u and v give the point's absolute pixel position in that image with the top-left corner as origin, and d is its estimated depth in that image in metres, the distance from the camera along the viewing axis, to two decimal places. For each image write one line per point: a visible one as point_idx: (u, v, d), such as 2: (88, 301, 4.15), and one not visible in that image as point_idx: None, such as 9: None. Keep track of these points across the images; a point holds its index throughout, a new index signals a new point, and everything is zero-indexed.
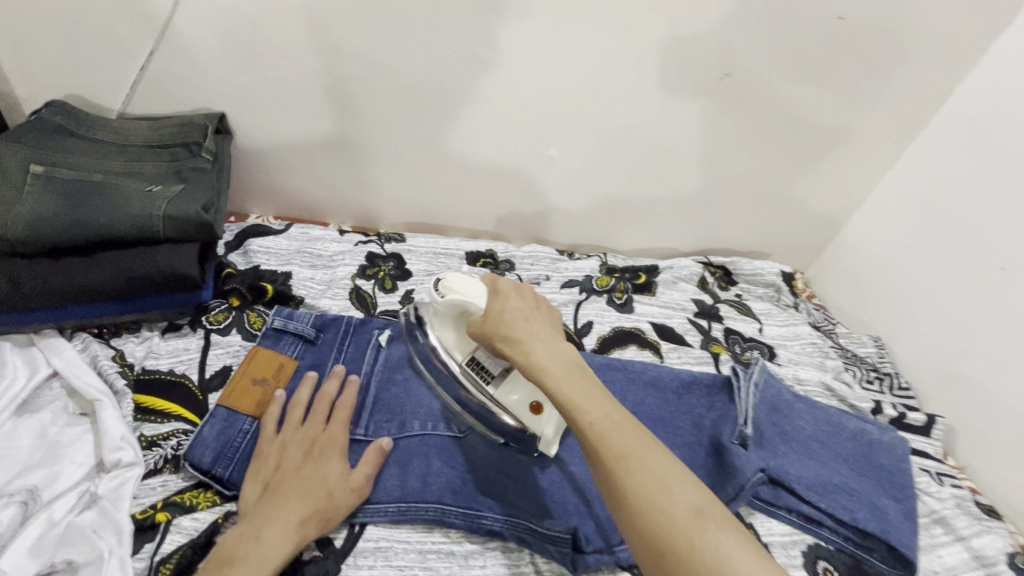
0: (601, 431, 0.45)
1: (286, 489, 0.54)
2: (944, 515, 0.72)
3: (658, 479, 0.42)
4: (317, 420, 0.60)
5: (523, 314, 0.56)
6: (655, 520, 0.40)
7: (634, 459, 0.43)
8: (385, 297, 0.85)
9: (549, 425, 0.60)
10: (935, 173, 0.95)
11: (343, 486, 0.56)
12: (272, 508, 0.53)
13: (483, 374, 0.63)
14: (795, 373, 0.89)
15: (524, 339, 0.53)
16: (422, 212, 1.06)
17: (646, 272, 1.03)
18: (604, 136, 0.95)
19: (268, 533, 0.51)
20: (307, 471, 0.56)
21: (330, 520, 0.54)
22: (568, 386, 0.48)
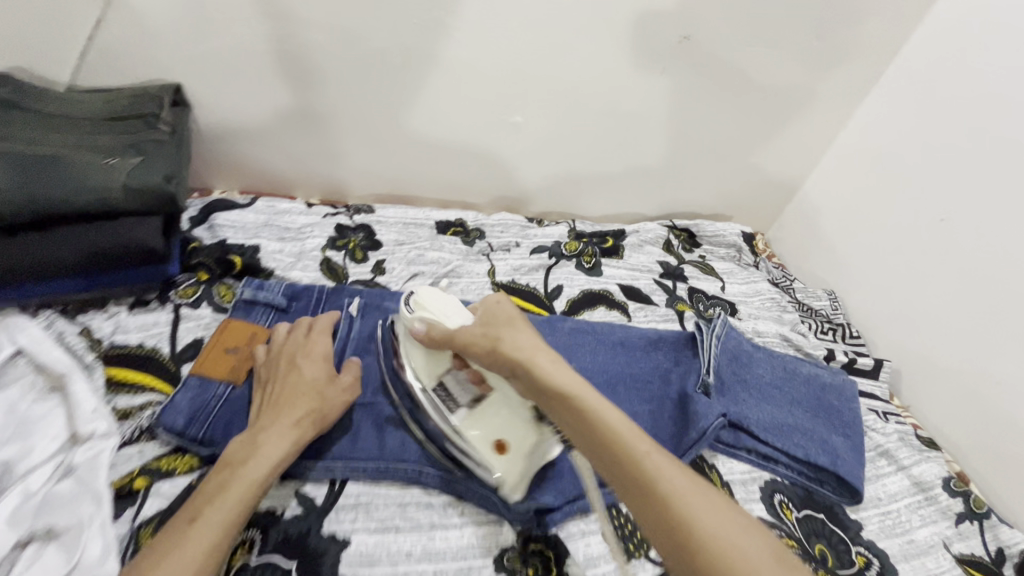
0: (658, 472, 0.45)
1: (279, 396, 0.59)
2: (888, 447, 0.78)
3: (722, 522, 0.42)
4: (296, 334, 0.65)
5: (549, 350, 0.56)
6: (728, 569, 0.39)
7: (695, 503, 0.43)
8: (356, 267, 0.86)
9: (513, 469, 0.58)
10: (883, 133, 1.00)
11: (330, 388, 0.61)
12: (269, 415, 0.57)
13: (447, 402, 0.60)
14: (754, 326, 0.94)
15: (557, 375, 0.52)
16: (390, 185, 1.06)
17: (613, 237, 1.05)
18: (568, 102, 0.96)
19: (267, 433, 0.55)
20: (296, 377, 0.60)
21: (328, 416, 0.59)
22: (608, 415, 0.49)
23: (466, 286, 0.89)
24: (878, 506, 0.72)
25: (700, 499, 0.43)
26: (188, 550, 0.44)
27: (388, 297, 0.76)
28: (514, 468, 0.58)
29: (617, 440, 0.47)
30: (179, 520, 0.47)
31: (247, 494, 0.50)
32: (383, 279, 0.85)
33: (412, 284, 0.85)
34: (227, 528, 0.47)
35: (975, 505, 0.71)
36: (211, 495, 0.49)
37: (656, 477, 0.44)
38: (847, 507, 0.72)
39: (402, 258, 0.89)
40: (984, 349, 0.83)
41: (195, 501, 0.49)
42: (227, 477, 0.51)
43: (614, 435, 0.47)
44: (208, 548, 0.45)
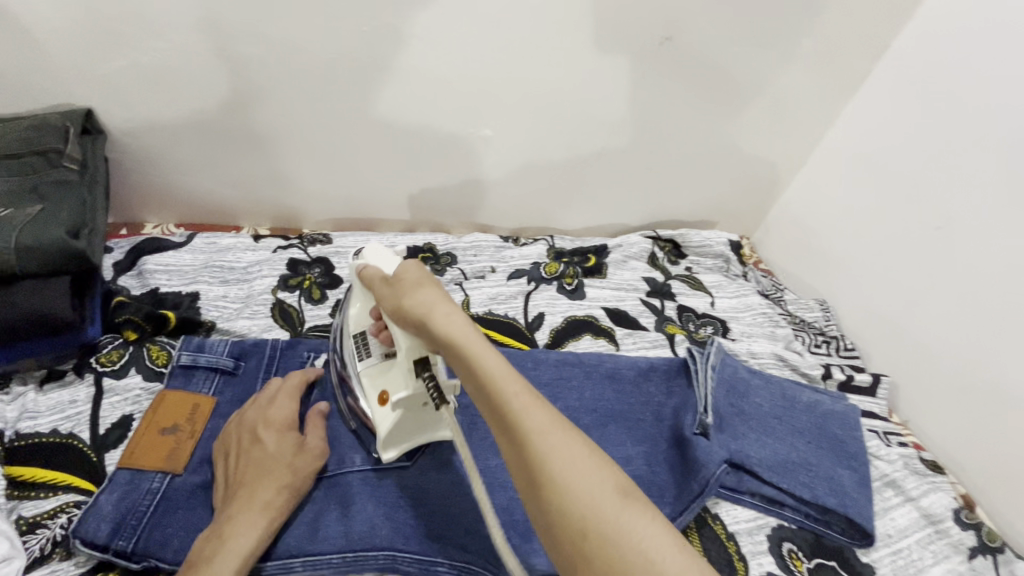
0: (524, 418, 0.41)
1: (244, 475, 0.52)
2: (895, 477, 0.74)
3: (581, 469, 0.39)
4: (252, 407, 0.57)
5: (436, 287, 0.49)
6: (572, 511, 0.38)
7: (558, 452, 0.40)
8: (313, 309, 0.76)
9: (386, 422, 0.55)
10: (869, 132, 0.95)
11: (302, 460, 0.54)
12: (234, 500, 0.50)
13: (360, 351, 0.58)
14: (749, 347, 0.88)
15: (432, 312, 0.47)
16: (349, 208, 0.96)
17: (595, 254, 0.98)
18: (541, 110, 0.88)
19: (234, 525, 0.48)
20: (263, 452, 0.53)
21: (300, 489, 0.53)
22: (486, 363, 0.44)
23: None
24: (890, 544, 0.67)
25: (565, 445, 0.40)
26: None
27: None
28: (387, 422, 0.55)
29: (487, 386, 0.43)
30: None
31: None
32: None
33: None
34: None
35: (988, 538, 0.68)
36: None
37: (525, 430, 0.41)
38: (858, 549, 0.67)
39: None
40: (985, 362, 0.79)
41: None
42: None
43: (484, 379, 0.43)
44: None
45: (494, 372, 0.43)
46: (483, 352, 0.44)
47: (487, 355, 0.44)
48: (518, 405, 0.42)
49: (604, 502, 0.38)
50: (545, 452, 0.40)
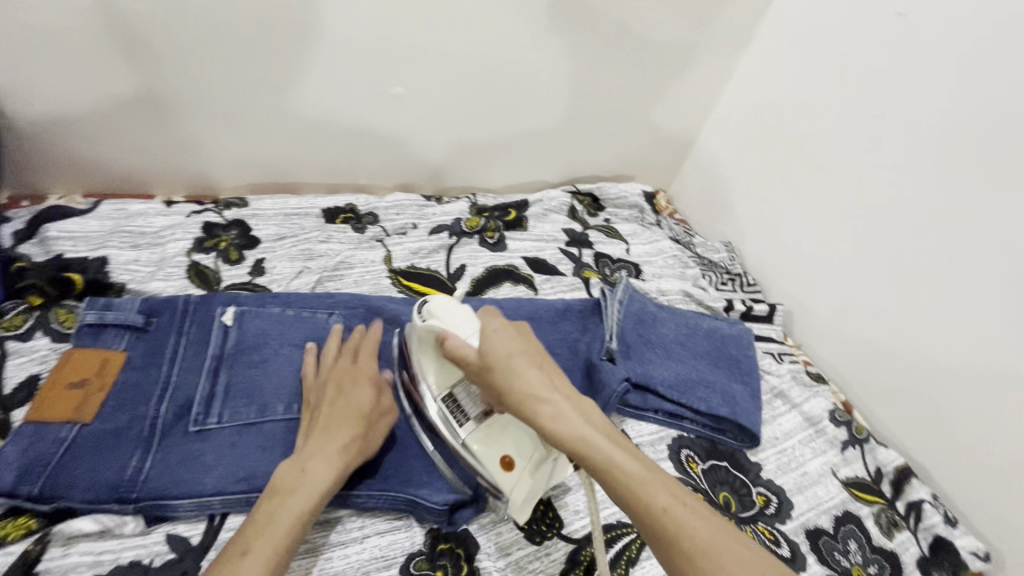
0: (674, 518, 0.43)
1: (325, 420, 0.55)
2: (782, 388, 0.82)
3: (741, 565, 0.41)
4: (343, 361, 0.61)
5: (545, 382, 0.50)
6: None
7: (717, 544, 0.42)
8: (230, 270, 0.77)
9: (518, 487, 0.55)
10: (765, 83, 1.02)
11: (377, 413, 0.57)
12: (315, 440, 0.54)
13: (456, 414, 0.58)
14: (658, 286, 0.95)
15: (550, 419, 0.48)
16: (267, 173, 0.95)
17: (515, 209, 1.03)
18: (451, 67, 0.90)
19: (315, 462, 0.52)
20: (342, 402, 0.57)
21: (371, 444, 0.56)
22: (622, 464, 0.46)
23: (360, 277, 0.82)
24: (775, 445, 0.76)
25: (718, 538, 0.42)
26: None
27: (267, 302, 0.71)
28: (519, 485, 0.55)
29: (629, 488, 0.45)
30: (228, 553, 0.45)
31: (293, 528, 0.48)
32: (263, 280, 0.77)
33: (298, 283, 0.78)
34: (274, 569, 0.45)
35: (857, 431, 0.77)
36: (257, 528, 0.47)
37: (676, 529, 0.43)
38: (748, 451, 0.75)
39: (284, 254, 0.81)
40: (860, 285, 0.88)
41: (242, 533, 0.47)
42: (271, 510, 0.48)
43: (625, 484, 0.45)
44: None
45: (635, 476, 0.46)
46: (616, 455, 0.47)
47: (620, 457, 0.47)
48: (663, 504, 0.44)
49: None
50: (703, 549, 0.42)
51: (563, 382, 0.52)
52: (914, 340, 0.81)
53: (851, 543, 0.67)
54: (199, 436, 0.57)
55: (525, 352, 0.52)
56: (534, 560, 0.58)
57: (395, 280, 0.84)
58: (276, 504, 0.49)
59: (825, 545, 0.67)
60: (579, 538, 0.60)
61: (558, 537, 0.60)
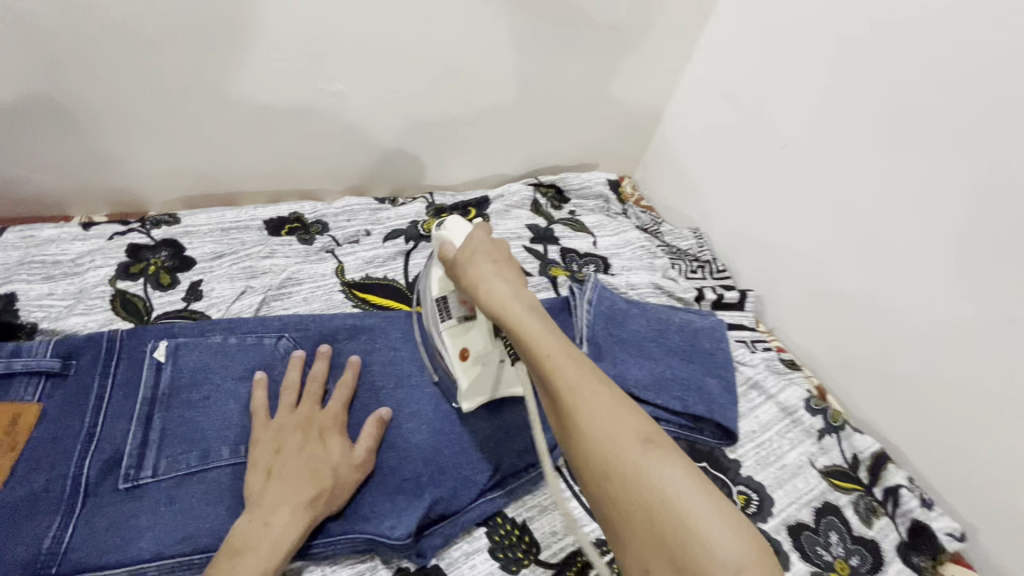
0: (557, 367, 0.45)
1: (288, 470, 0.53)
2: (757, 379, 0.81)
3: (605, 416, 0.43)
4: (309, 404, 0.59)
5: (488, 265, 0.54)
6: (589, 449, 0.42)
7: (590, 396, 0.44)
8: (163, 296, 0.70)
9: (467, 377, 0.60)
10: (725, 62, 0.99)
11: (347, 463, 0.55)
12: (279, 491, 0.51)
13: (441, 313, 0.61)
14: (627, 279, 0.92)
15: (483, 290, 0.52)
16: (202, 184, 0.87)
17: (475, 207, 0.98)
18: (395, 60, 0.83)
19: (276, 517, 0.49)
20: (308, 451, 0.54)
21: (337, 497, 0.53)
22: (530, 328, 0.48)
23: (310, 293, 0.76)
24: (753, 439, 0.74)
25: (595, 395, 0.44)
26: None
27: (205, 331, 0.64)
28: (464, 376, 0.60)
29: (532, 346, 0.47)
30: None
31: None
32: (200, 306, 0.70)
33: (239, 305, 0.71)
34: None
35: (832, 419, 0.76)
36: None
37: (556, 375, 0.45)
38: (726, 448, 0.73)
39: (223, 274, 0.74)
40: (830, 268, 0.87)
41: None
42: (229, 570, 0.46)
43: (523, 335, 0.48)
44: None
45: (535, 331, 0.48)
46: (523, 313, 0.49)
47: (527, 316, 0.49)
48: (549, 356, 0.46)
49: (627, 447, 0.41)
50: (574, 395, 0.44)
51: (511, 267, 0.54)
52: (886, 322, 0.80)
53: (832, 535, 0.67)
54: (132, 494, 0.52)
55: (489, 244, 0.56)
56: None
57: (348, 293, 0.78)
58: (232, 564, 0.46)
59: (807, 540, 0.66)
60: (556, 563, 0.57)
61: (535, 563, 0.57)
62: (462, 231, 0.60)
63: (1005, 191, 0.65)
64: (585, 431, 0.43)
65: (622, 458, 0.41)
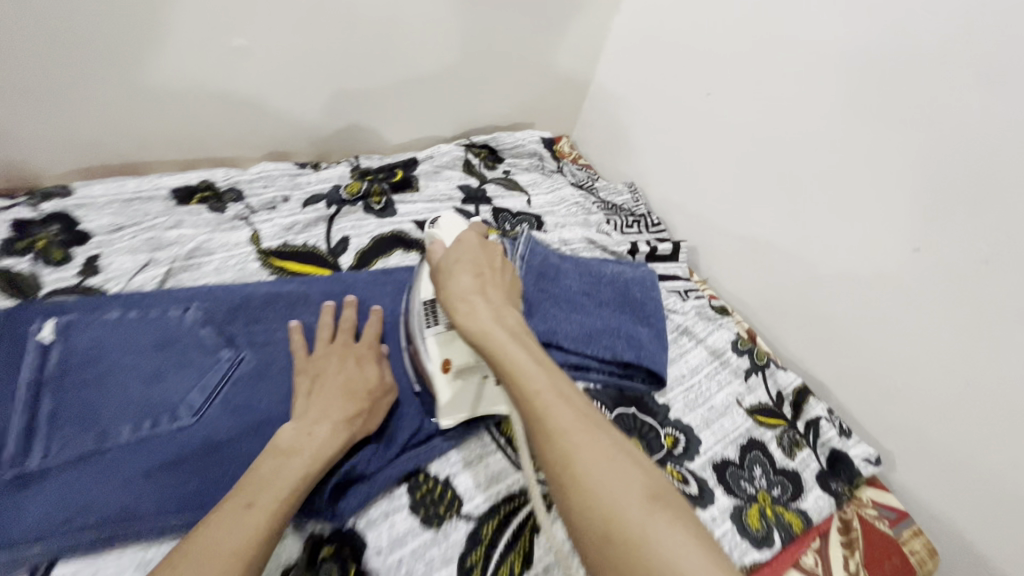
0: (547, 406, 0.45)
1: (328, 389, 0.55)
2: (687, 325, 0.81)
3: (600, 460, 0.42)
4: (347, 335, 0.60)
5: (474, 286, 0.55)
6: (581, 494, 0.40)
7: (582, 437, 0.43)
8: (55, 272, 0.65)
9: (447, 390, 0.57)
10: (656, 7, 0.97)
11: (380, 388, 0.58)
12: (320, 406, 0.53)
13: (429, 319, 0.58)
14: (560, 236, 0.91)
15: (466, 314, 0.53)
16: (100, 154, 0.80)
17: (402, 169, 0.94)
18: (304, 13, 0.78)
19: (319, 428, 0.52)
20: (346, 373, 0.57)
21: (371, 418, 0.56)
22: (519, 361, 0.48)
23: (222, 263, 0.72)
24: (682, 383, 0.75)
25: (590, 437, 0.43)
26: (234, 536, 0.42)
27: (99, 307, 0.61)
28: (446, 389, 0.57)
29: (521, 382, 0.47)
30: (229, 504, 0.44)
31: (298, 488, 0.47)
32: (97, 281, 0.66)
33: (142, 278, 0.67)
34: (274, 529, 0.44)
35: (758, 358, 0.78)
36: (261, 484, 0.46)
37: (545, 415, 0.44)
38: (655, 393, 0.74)
39: (124, 247, 0.70)
40: (757, 214, 0.88)
41: (245, 486, 0.46)
42: (276, 470, 0.48)
43: (511, 368, 0.48)
44: (260, 537, 0.43)
45: (525, 367, 0.47)
46: (509, 343, 0.50)
47: (514, 349, 0.49)
48: (541, 393, 0.46)
49: (626, 498, 0.40)
50: (566, 434, 0.43)
51: (497, 291, 0.56)
52: (809, 262, 0.81)
53: (756, 469, 0.68)
54: (18, 483, 0.48)
55: (479, 267, 0.58)
56: (430, 547, 0.54)
57: (265, 261, 0.75)
58: (280, 464, 0.48)
59: (731, 476, 0.67)
60: (479, 515, 0.57)
61: (457, 517, 0.56)
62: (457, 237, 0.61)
63: (916, 124, 0.66)
64: (578, 478, 0.41)
65: (621, 508, 0.39)
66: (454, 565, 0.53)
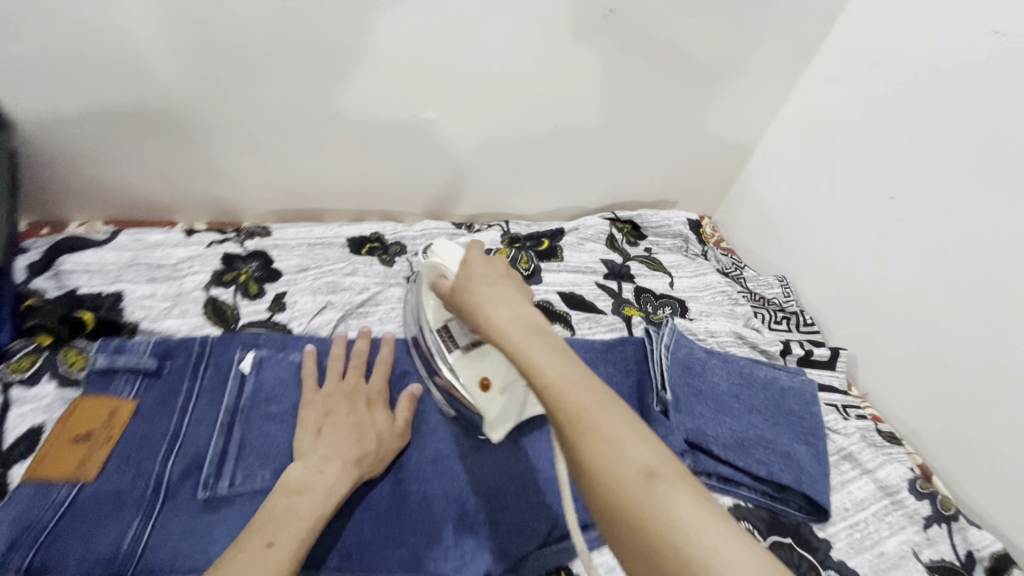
0: (553, 386, 0.38)
1: (338, 430, 0.57)
2: (851, 450, 0.73)
3: (609, 439, 0.36)
4: (357, 376, 0.64)
5: (480, 281, 0.48)
6: (588, 471, 0.35)
7: (590, 414, 0.37)
8: (250, 305, 0.72)
9: (492, 406, 0.59)
10: (829, 106, 0.92)
11: (388, 431, 0.60)
12: (331, 445, 0.55)
13: (447, 343, 0.62)
14: (706, 326, 0.87)
15: (477, 301, 0.46)
16: (293, 199, 0.90)
17: (550, 238, 0.96)
18: (489, 90, 0.83)
19: (331, 466, 0.53)
20: (356, 414, 0.59)
21: (378, 463, 0.57)
22: (521, 339, 0.41)
23: (385, 314, 0.77)
24: (846, 517, 0.67)
25: (598, 420, 0.36)
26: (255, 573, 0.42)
27: (282, 340, 0.67)
28: (491, 406, 0.60)
29: (523, 358, 0.41)
30: (247, 545, 0.44)
31: (312, 525, 0.48)
32: (282, 317, 0.72)
33: (319, 320, 0.73)
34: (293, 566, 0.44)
35: (943, 507, 0.67)
36: (277, 522, 0.47)
37: (555, 395, 0.38)
38: (815, 525, 0.66)
39: (306, 288, 0.76)
40: (940, 337, 0.78)
41: (258, 528, 0.46)
42: (291, 506, 0.48)
43: (515, 352, 0.41)
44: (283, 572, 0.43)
45: (528, 344, 0.41)
46: (515, 326, 0.42)
47: (515, 322, 0.43)
48: (546, 373, 0.39)
49: (631, 476, 0.34)
50: (572, 412, 0.37)
51: (508, 282, 0.48)
52: (1009, 405, 0.70)
53: None
54: (210, 506, 0.52)
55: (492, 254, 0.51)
56: None
57: None
58: (293, 501, 0.49)
59: None
60: None
61: None
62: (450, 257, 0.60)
63: None
64: (581, 452, 0.36)
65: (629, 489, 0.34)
66: None
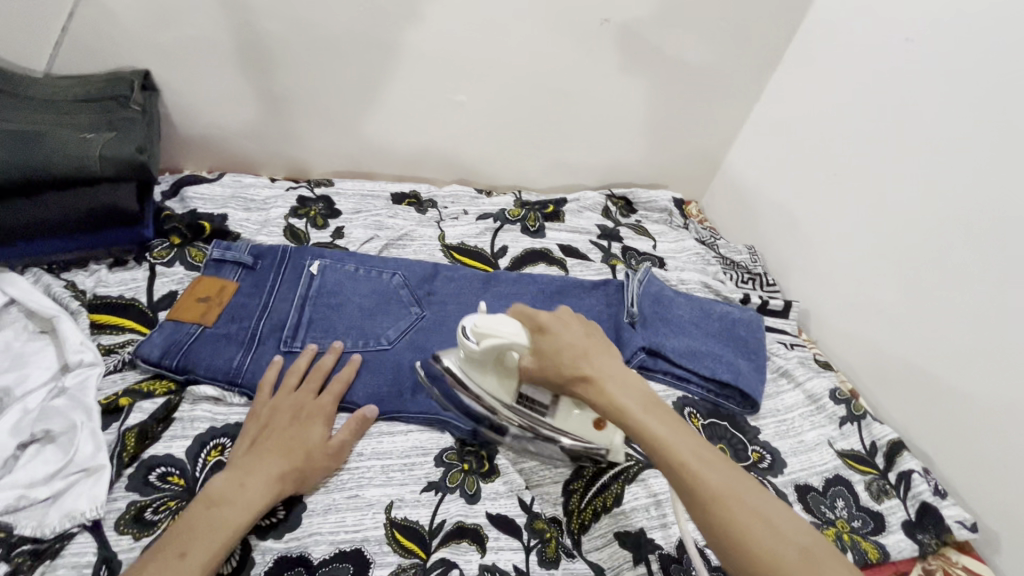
0: (697, 475, 0.47)
1: (272, 446, 0.60)
2: (787, 368, 0.90)
3: (758, 523, 0.44)
4: (309, 388, 0.67)
5: (595, 363, 0.56)
6: (739, 543, 0.44)
7: (732, 498, 0.46)
8: (317, 232, 0.95)
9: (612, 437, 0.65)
10: (792, 102, 1.11)
11: (322, 449, 0.63)
12: (259, 458, 0.59)
13: (533, 406, 0.64)
14: (678, 276, 1.05)
15: (606, 387, 0.54)
16: (349, 163, 1.13)
17: (555, 204, 1.16)
18: (508, 80, 1.05)
19: (252, 481, 0.57)
20: (293, 431, 0.63)
21: (306, 479, 0.61)
22: (658, 430, 0.50)
23: (419, 247, 0.98)
24: (776, 415, 0.84)
25: (743, 506, 0.45)
26: None
27: (340, 255, 0.86)
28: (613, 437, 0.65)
29: (663, 449, 0.49)
30: (163, 553, 0.49)
31: (224, 541, 0.52)
32: (342, 243, 0.94)
33: (369, 246, 0.95)
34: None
35: (855, 409, 0.83)
36: (194, 534, 0.51)
37: (698, 482, 0.47)
38: (748, 416, 0.84)
39: (359, 224, 0.98)
40: (869, 287, 0.94)
41: (177, 536, 0.51)
42: (205, 519, 0.53)
43: (656, 441, 0.50)
44: None
45: (663, 436, 0.50)
46: (648, 417, 0.51)
47: (648, 416, 0.52)
48: (686, 463, 0.48)
49: (787, 558, 0.42)
50: (717, 498, 0.46)
51: (612, 360, 0.57)
52: (917, 337, 0.86)
53: (839, 500, 0.75)
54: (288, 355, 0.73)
55: (582, 330, 0.59)
56: (543, 468, 0.69)
57: (446, 254, 0.99)
58: (211, 513, 0.53)
59: (812, 500, 0.74)
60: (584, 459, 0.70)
61: None
62: (500, 321, 0.61)
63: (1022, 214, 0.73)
64: (733, 532, 0.44)
65: (783, 564, 0.42)
66: (560, 485, 0.68)
